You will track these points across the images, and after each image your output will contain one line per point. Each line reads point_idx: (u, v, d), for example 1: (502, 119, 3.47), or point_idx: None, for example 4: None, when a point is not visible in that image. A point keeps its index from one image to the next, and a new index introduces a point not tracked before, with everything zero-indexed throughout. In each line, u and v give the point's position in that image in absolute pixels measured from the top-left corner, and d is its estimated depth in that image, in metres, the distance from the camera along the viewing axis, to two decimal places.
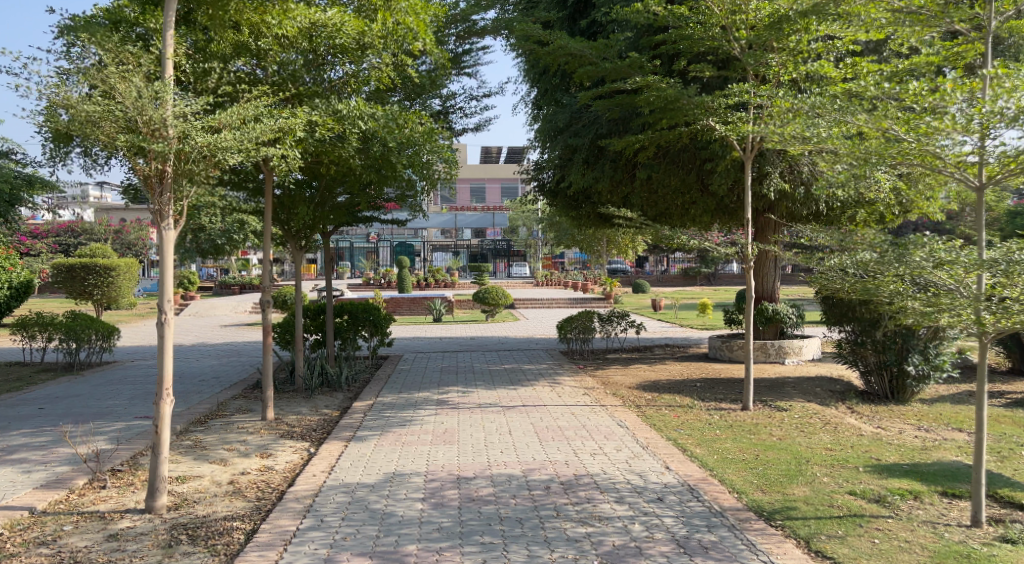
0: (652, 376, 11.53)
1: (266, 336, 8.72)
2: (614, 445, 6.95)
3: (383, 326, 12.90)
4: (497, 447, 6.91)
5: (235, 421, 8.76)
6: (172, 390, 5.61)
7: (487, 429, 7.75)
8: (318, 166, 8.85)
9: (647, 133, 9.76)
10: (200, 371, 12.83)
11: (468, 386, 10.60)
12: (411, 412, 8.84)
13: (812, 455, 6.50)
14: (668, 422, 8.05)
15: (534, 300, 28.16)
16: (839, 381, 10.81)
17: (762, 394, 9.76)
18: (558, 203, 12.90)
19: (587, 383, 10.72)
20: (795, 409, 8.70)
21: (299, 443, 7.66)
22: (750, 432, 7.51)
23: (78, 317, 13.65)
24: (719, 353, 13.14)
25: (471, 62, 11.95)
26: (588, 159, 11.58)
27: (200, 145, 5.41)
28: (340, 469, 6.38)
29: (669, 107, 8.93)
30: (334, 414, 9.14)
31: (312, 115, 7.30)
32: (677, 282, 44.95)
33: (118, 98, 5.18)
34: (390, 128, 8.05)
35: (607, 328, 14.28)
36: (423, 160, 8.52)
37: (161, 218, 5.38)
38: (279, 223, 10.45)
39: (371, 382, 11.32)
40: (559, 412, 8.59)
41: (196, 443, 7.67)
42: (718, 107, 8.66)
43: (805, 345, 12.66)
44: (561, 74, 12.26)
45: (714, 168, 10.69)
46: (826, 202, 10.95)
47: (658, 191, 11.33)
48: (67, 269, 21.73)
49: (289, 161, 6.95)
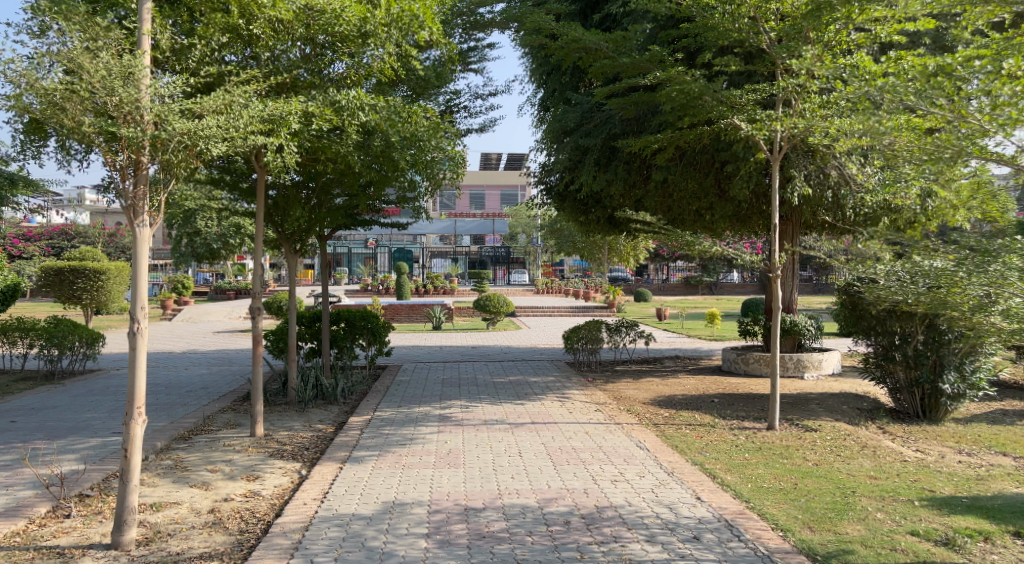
0: (666, 391, 10.89)
1: (258, 347, 8.09)
2: (636, 471, 6.32)
3: (381, 335, 12.25)
4: (507, 472, 6.28)
5: (221, 438, 8.13)
6: (145, 408, 4.99)
7: (494, 450, 7.12)
8: (314, 163, 8.26)
9: (667, 132, 9.16)
10: (189, 381, 12.18)
11: (471, 400, 9.97)
12: (412, 429, 8.20)
13: (857, 485, 5.87)
14: (691, 444, 7.43)
15: (535, 308, 27.56)
16: (865, 399, 10.18)
17: (787, 412, 9.13)
18: (566, 208, 12.31)
19: (599, 398, 10.08)
20: (825, 430, 8.06)
21: (290, 465, 7.02)
22: (782, 456, 6.88)
23: (61, 324, 13.05)
24: (734, 366, 12.51)
25: (478, 59, 11.35)
26: (600, 161, 10.99)
27: (179, 132, 4.80)
28: (334, 498, 5.74)
29: (690, 104, 8.32)
30: (328, 431, 8.51)
31: (308, 106, 6.69)
32: (678, 290, 44.50)
33: (85, 76, 4.57)
34: (393, 121, 7.47)
35: (615, 339, 13.66)
36: (427, 159, 7.96)
37: (135, 214, 4.76)
38: (273, 225, 9.82)
39: (368, 395, 10.66)
40: (571, 430, 7.96)
41: (177, 463, 7.04)
42: (746, 103, 8.01)
43: (826, 359, 12.01)
44: (571, 72, 11.70)
45: (734, 171, 10.10)
46: (853, 208, 10.32)
47: (674, 195, 10.75)
48: (55, 272, 21.05)
49: (284, 156, 6.36)
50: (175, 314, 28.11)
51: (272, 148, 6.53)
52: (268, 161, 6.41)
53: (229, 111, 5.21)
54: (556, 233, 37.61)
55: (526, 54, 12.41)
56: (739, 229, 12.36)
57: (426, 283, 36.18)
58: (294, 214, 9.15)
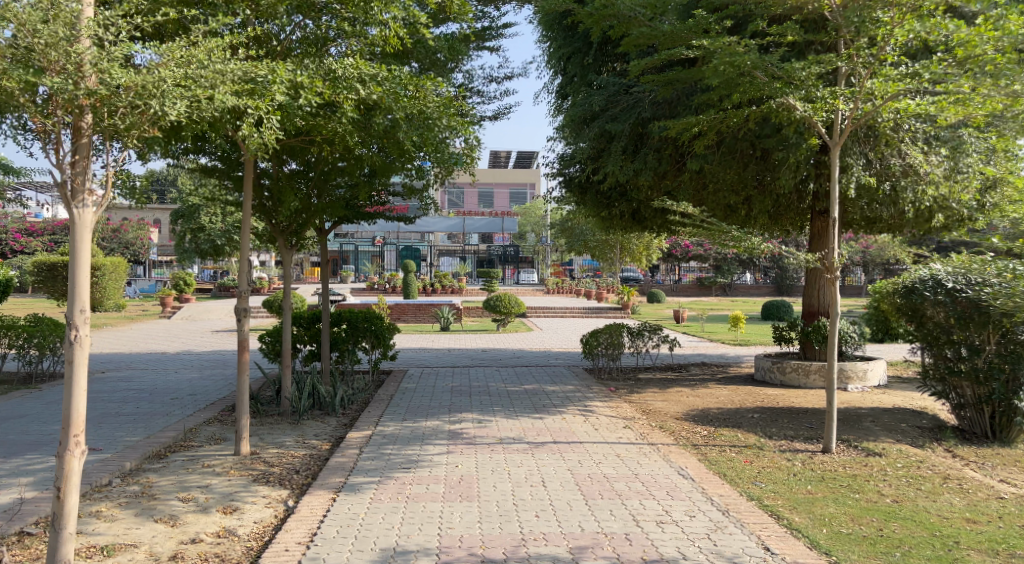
0: (698, 404, 9.84)
1: (243, 353, 7.04)
2: (684, 509, 5.30)
3: (386, 338, 11.15)
4: (530, 510, 5.28)
5: (201, 457, 7.14)
6: (84, 436, 4.04)
7: (514, 477, 6.09)
8: (307, 146, 7.33)
9: (708, 113, 8.17)
10: (175, 386, 11.19)
11: (484, 412, 8.94)
12: (418, 449, 7.17)
13: (957, 533, 4.88)
14: (741, 472, 6.40)
15: (547, 310, 26.57)
16: (923, 415, 9.11)
17: (841, 431, 8.08)
18: (587, 202, 11.27)
19: (626, 412, 9.04)
20: (892, 455, 7.02)
21: (275, 493, 6.02)
22: (852, 490, 5.81)
23: (43, 322, 12.07)
24: (770, 376, 11.44)
25: (494, 38, 10.34)
26: (627, 149, 9.97)
27: (126, 90, 3.90)
28: (322, 542, 4.75)
29: (739, 80, 7.35)
30: (324, 449, 7.50)
31: (296, 75, 5.72)
32: (691, 292, 43.52)
33: (10, 15, 3.68)
34: (398, 95, 6.49)
35: (638, 344, 12.59)
36: (439, 139, 6.97)
37: (72, 195, 3.93)
38: (264, 218, 8.77)
39: (369, 405, 9.66)
40: (600, 453, 6.94)
41: (145, 490, 6.04)
42: (806, 78, 6.99)
43: (871, 369, 10.91)
44: (594, 53, 10.73)
45: (779, 159, 9.06)
46: (912, 204, 9.16)
47: (710, 186, 9.71)
48: (50, 268, 20.22)
49: (266, 131, 5.38)
50: (175, 311, 27.23)
51: (254, 121, 5.56)
52: (247, 137, 5.45)
53: (194, 66, 4.30)
54: (567, 231, 36.75)
55: (546, 35, 11.50)
56: (772, 226, 11.34)
57: (433, 281, 35.34)
58: (286, 204, 8.13)
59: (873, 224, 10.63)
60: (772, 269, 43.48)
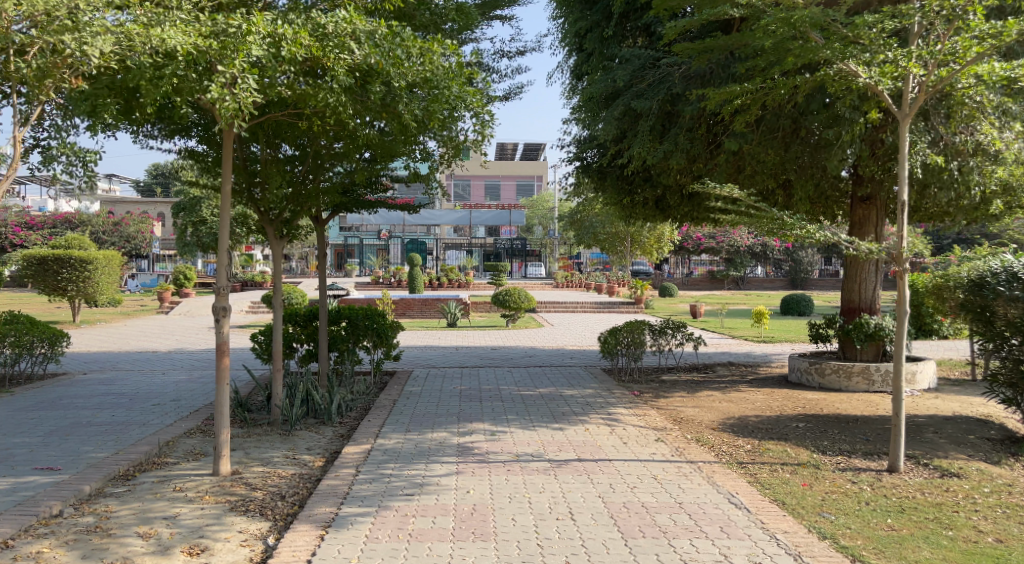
0: (734, 410, 8.87)
1: (221, 359, 6.07)
2: (746, 553, 4.36)
3: (389, 337, 10.13)
4: (559, 555, 4.34)
5: (175, 478, 6.20)
6: None
7: (536, 508, 5.14)
8: (295, 120, 6.39)
9: (754, 84, 7.17)
10: (160, 390, 10.25)
11: (497, 422, 7.98)
12: (424, 468, 6.21)
13: None
14: (803, 499, 5.44)
15: (557, 303, 25.66)
16: (991, 425, 8.11)
17: (904, 445, 7.09)
18: (606, 188, 10.30)
19: (655, 422, 8.05)
20: (974, 477, 6.04)
21: (255, 527, 5.07)
22: (942, 525, 4.85)
23: (18, 319, 10.83)
24: (806, 378, 10.47)
25: (506, 7, 9.33)
26: (656, 128, 8.98)
27: None
28: None
29: (793, 43, 6.34)
30: (316, 468, 6.56)
31: (273, 28, 4.79)
32: (703, 285, 42.52)
33: None
34: (398, 60, 5.51)
35: (660, 343, 11.61)
36: (445, 114, 6.00)
37: None
38: (250, 205, 7.78)
39: (370, 412, 8.71)
40: (634, 474, 5.96)
41: (99, 523, 5.10)
42: (874, 37, 5.96)
43: (920, 371, 9.95)
44: (615, 26, 9.74)
45: (830, 136, 8.06)
46: (979, 186, 8.12)
47: (749, 168, 8.72)
48: (39, 261, 19.68)
49: (233, 94, 4.50)
50: (172, 306, 26.35)
51: (223, 83, 4.68)
52: (217, 102, 4.63)
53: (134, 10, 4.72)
54: (577, 224, 35.73)
55: (561, 8, 10.51)
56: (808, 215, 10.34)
57: (439, 277, 34.41)
58: (273, 188, 7.17)
59: (924, 211, 9.60)
60: (785, 261, 42.49)
